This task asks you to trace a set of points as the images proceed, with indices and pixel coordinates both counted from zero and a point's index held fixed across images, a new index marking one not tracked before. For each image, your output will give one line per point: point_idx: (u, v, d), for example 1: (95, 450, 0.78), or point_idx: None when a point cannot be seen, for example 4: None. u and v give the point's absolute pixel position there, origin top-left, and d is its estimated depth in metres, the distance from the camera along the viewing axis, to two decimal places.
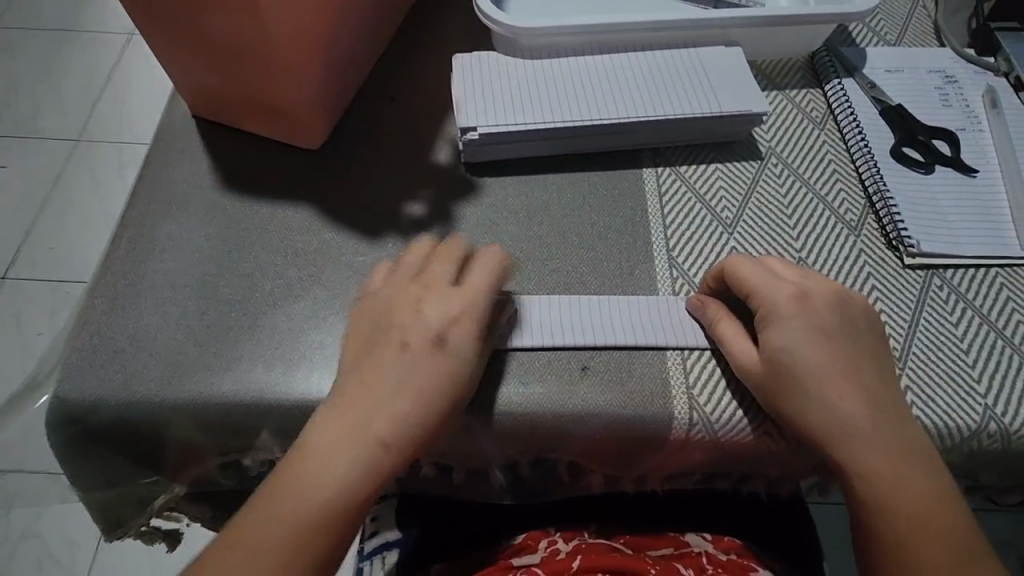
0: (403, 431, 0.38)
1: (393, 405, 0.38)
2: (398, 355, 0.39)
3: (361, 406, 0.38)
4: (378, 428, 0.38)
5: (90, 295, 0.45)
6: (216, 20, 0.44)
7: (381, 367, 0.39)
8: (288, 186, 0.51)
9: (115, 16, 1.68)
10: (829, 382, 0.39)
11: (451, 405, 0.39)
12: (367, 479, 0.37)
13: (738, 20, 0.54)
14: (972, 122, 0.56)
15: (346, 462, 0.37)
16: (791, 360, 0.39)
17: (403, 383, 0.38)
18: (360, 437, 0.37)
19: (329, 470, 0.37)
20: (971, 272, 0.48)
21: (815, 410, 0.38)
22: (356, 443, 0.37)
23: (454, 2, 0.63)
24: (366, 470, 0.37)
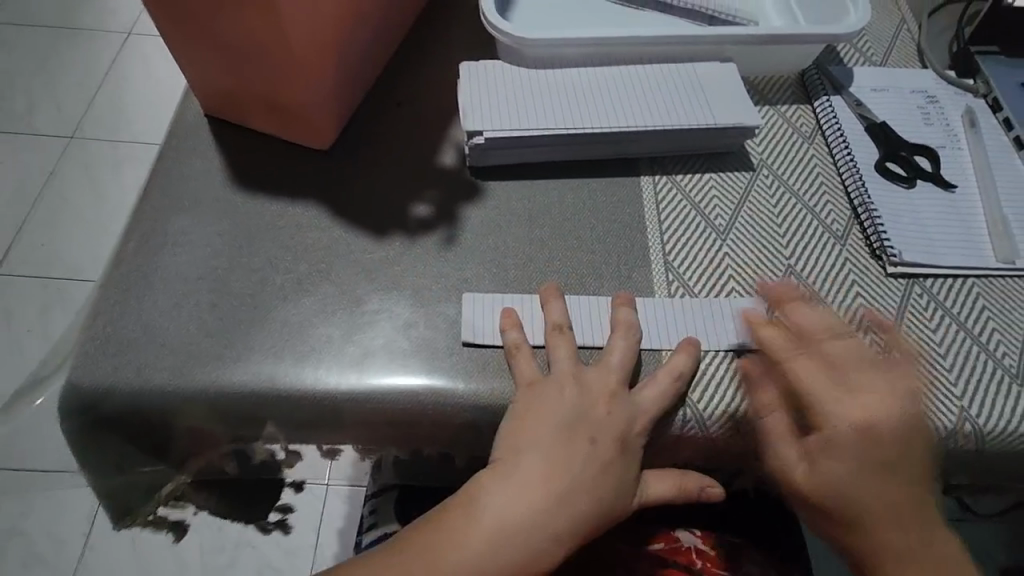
0: (566, 491, 0.38)
1: (591, 471, 0.39)
2: (580, 432, 0.40)
3: (560, 458, 0.39)
4: (559, 476, 0.39)
5: (104, 286, 0.47)
6: (235, 25, 0.46)
7: (570, 431, 0.40)
8: (298, 185, 0.53)
9: (115, 16, 1.69)
10: (869, 450, 0.39)
11: (603, 480, 0.39)
12: (585, 518, 0.39)
13: (733, 38, 0.57)
14: (951, 140, 0.58)
15: (550, 504, 0.38)
16: (846, 417, 0.40)
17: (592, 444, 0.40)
18: (553, 484, 0.39)
19: (520, 514, 0.38)
20: (949, 281, 0.51)
21: (868, 475, 0.38)
22: (546, 493, 0.38)
23: (459, 12, 0.65)
24: (565, 521, 0.38)
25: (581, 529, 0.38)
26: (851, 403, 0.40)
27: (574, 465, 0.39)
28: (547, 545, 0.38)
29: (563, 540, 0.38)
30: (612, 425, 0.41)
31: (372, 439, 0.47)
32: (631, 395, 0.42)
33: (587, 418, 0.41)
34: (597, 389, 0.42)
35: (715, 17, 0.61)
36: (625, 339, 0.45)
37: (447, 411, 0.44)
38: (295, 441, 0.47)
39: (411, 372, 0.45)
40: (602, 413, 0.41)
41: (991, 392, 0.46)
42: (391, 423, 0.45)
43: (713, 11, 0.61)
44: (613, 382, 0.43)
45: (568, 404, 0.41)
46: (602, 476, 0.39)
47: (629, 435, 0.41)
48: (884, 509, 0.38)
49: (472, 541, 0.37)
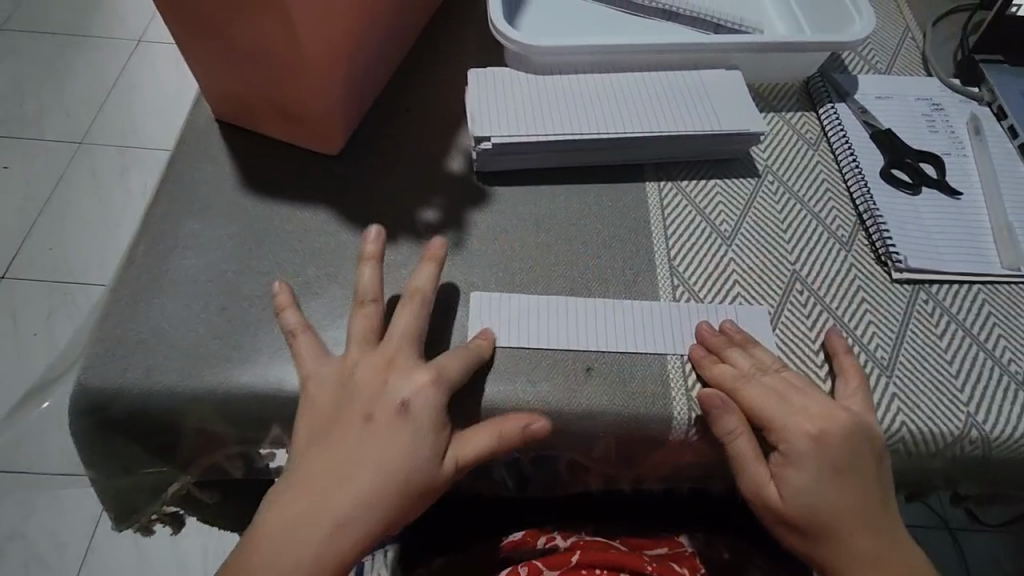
0: (355, 484, 0.39)
1: (370, 446, 0.39)
2: (378, 409, 0.41)
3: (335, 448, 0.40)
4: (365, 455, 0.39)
5: (114, 288, 0.47)
6: (248, 31, 0.47)
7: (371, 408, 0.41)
8: (307, 189, 0.53)
9: (124, 23, 1.71)
10: (826, 458, 0.40)
11: (368, 458, 0.39)
12: (388, 491, 0.39)
13: (738, 46, 0.57)
14: (956, 147, 0.59)
15: (365, 483, 0.39)
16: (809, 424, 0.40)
17: (377, 422, 0.40)
18: (357, 461, 0.39)
19: (346, 495, 0.38)
20: (955, 288, 0.51)
21: (827, 482, 0.39)
22: (340, 485, 0.39)
23: (467, 20, 0.66)
24: (343, 508, 0.38)
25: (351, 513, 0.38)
26: (807, 411, 0.41)
27: (365, 442, 0.40)
28: (347, 521, 0.38)
29: (345, 531, 0.38)
30: (406, 399, 0.41)
31: None
32: (410, 363, 0.42)
33: (354, 395, 0.41)
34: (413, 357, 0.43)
35: (720, 25, 0.62)
36: (412, 308, 0.44)
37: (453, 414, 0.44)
38: None
39: None
40: (365, 387, 0.42)
41: (997, 399, 0.45)
42: None
43: (718, 20, 0.62)
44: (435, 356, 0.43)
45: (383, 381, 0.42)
46: (388, 453, 0.39)
47: (392, 402, 0.41)
48: (841, 517, 0.39)
49: (292, 526, 0.38)
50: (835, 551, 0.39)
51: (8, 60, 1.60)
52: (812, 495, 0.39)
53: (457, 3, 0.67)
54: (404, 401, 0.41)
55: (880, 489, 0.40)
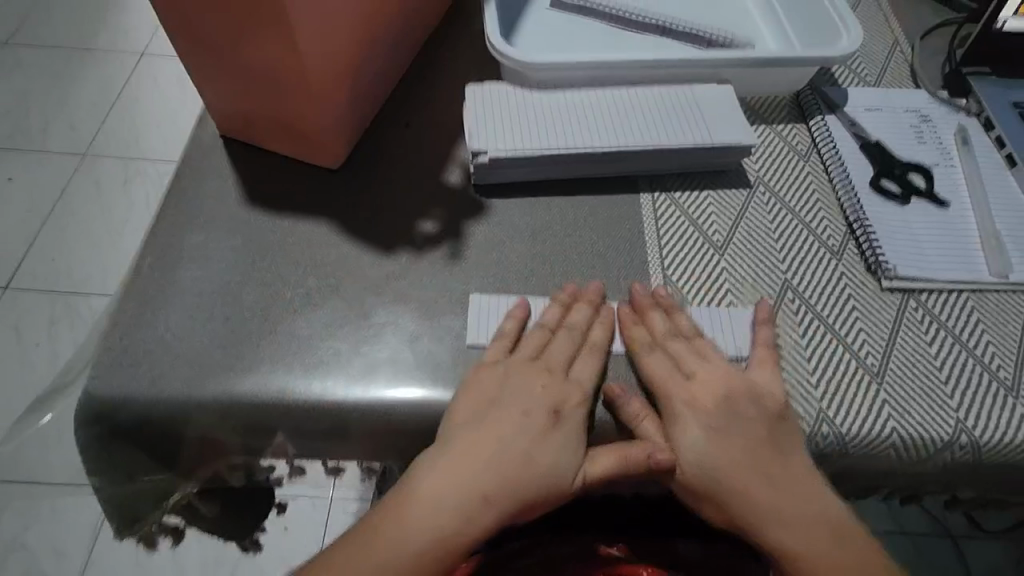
0: (406, 498, 0.39)
1: (468, 446, 0.40)
2: (506, 412, 0.42)
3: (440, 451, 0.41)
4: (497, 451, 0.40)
5: (122, 300, 0.48)
6: (252, 51, 0.48)
7: (485, 408, 0.42)
8: (308, 202, 0.55)
9: (128, 37, 1.74)
10: (704, 422, 0.42)
11: (469, 464, 0.40)
12: (502, 489, 0.39)
13: (729, 60, 0.59)
14: (945, 158, 0.60)
15: (466, 484, 0.39)
16: (706, 390, 0.43)
17: (472, 423, 0.42)
18: (471, 457, 0.40)
19: (439, 495, 0.39)
20: (944, 296, 0.52)
21: (716, 441, 0.42)
22: (435, 484, 0.39)
23: (465, 36, 0.67)
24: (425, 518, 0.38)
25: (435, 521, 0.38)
26: (703, 378, 0.44)
27: (505, 435, 0.41)
28: (478, 521, 0.38)
29: (432, 537, 0.38)
30: (518, 390, 0.43)
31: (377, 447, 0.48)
32: (568, 374, 0.44)
33: (492, 397, 0.43)
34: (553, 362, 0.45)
35: (712, 40, 0.64)
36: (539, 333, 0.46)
37: None
38: (303, 451, 0.48)
39: (416, 383, 0.46)
40: (499, 390, 0.43)
41: (986, 404, 0.46)
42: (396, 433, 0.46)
43: (711, 35, 0.64)
44: (551, 364, 0.45)
45: (514, 387, 0.43)
46: (464, 462, 0.40)
47: (547, 412, 0.42)
48: (728, 470, 0.41)
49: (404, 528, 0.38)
50: (733, 503, 0.40)
51: (13, 74, 1.63)
52: (706, 455, 0.41)
53: (456, 19, 0.69)
54: (518, 398, 0.42)
55: (788, 450, 0.42)
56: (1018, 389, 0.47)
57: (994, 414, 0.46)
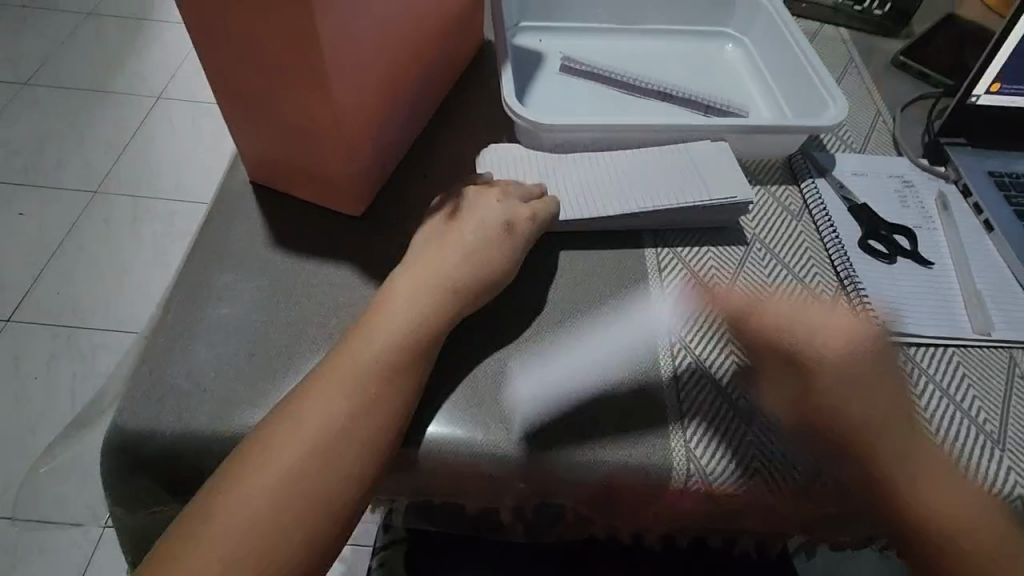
0: (251, 494, 0.40)
1: (303, 426, 0.42)
2: (326, 398, 0.43)
3: (289, 434, 0.42)
4: (302, 435, 0.42)
5: (152, 335, 0.51)
6: (289, 104, 0.52)
7: (323, 384, 0.44)
8: (332, 246, 0.58)
9: (146, 81, 1.81)
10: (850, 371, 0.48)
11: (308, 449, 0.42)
12: (324, 461, 0.42)
13: (725, 127, 0.64)
14: (927, 221, 0.64)
15: (282, 474, 0.41)
16: (847, 352, 0.49)
17: (313, 407, 0.43)
18: (284, 457, 0.41)
19: (246, 497, 0.40)
20: (931, 350, 0.55)
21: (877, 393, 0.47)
22: (279, 465, 0.41)
23: (481, 95, 0.72)
24: (266, 506, 0.40)
25: (277, 499, 0.40)
26: (832, 346, 0.49)
27: (308, 426, 0.42)
28: (302, 498, 0.41)
29: (297, 510, 0.40)
30: (362, 363, 0.45)
31: (392, 481, 0.50)
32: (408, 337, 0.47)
33: (337, 374, 0.44)
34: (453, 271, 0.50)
35: (710, 107, 0.69)
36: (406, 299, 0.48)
37: (466, 460, 0.47)
38: None
39: (431, 422, 0.48)
40: (343, 364, 0.45)
41: (973, 453, 0.49)
42: (412, 469, 0.48)
43: (709, 102, 0.69)
44: (384, 349, 0.46)
45: (330, 378, 0.45)
46: (309, 447, 0.42)
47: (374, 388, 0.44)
48: (874, 432, 0.45)
49: (232, 507, 0.40)
50: (892, 457, 0.45)
51: (32, 113, 1.69)
52: (859, 422, 0.46)
53: (473, 80, 0.74)
54: (355, 368, 0.45)
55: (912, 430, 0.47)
56: (1003, 441, 0.50)
57: (1000, 469, 0.48)
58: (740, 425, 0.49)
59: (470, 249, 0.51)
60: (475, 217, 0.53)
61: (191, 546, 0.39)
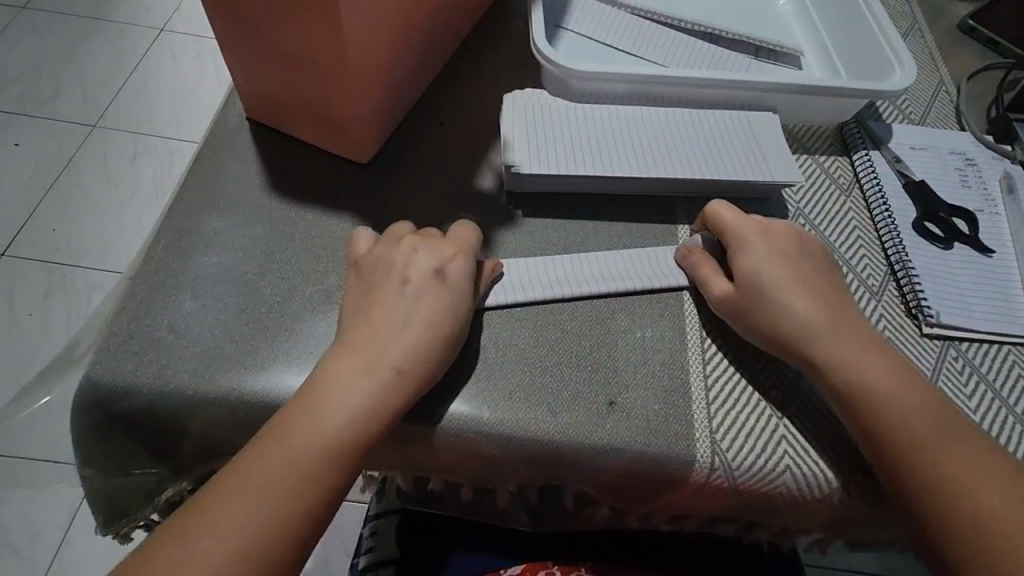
0: (284, 457, 0.37)
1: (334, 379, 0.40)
2: (349, 351, 0.41)
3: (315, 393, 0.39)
4: (339, 396, 0.39)
5: (132, 283, 0.46)
6: (292, 33, 0.46)
7: (370, 328, 0.42)
8: (335, 195, 0.52)
9: (149, 11, 1.71)
10: (795, 282, 0.45)
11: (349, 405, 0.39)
12: (365, 404, 0.39)
13: (779, 86, 0.57)
14: (989, 205, 0.58)
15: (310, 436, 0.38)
16: (774, 269, 0.45)
17: (341, 364, 0.40)
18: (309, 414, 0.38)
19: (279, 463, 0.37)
20: (984, 346, 0.50)
21: (811, 299, 0.45)
22: (311, 419, 0.38)
23: (505, 36, 0.65)
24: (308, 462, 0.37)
25: (321, 456, 0.38)
26: (766, 261, 0.46)
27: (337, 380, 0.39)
28: (326, 475, 0.38)
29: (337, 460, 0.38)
30: (386, 309, 0.42)
31: (385, 454, 0.46)
32: (404, 297, 0.43)
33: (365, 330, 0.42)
34: (419, 312, 0.42)
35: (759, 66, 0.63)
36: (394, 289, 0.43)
37: (470, 438, 0.43)
38: None
39: (433, 397, 0.44)
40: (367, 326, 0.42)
41: None
42: (410, 442, 0.44)
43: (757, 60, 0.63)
44: (397, 361, 0.40)
45: (345, 356, 0.40)
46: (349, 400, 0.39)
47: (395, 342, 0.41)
48: (820, 330, 0.43)
49: (248, 479, 0.37)
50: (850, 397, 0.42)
51: (29, 38, 1.60)
52: (808, 324, 0.44)
53: (497, 18, 0.67)
54: (387, 311, 0.42)
55: (862, 328, 0.45)
56: None
57: None
58: (770, 419, 0.45)
59: (411, 301, 0.43)
60: (411, 271, 0.44)
61: (227, 493, 0.36)
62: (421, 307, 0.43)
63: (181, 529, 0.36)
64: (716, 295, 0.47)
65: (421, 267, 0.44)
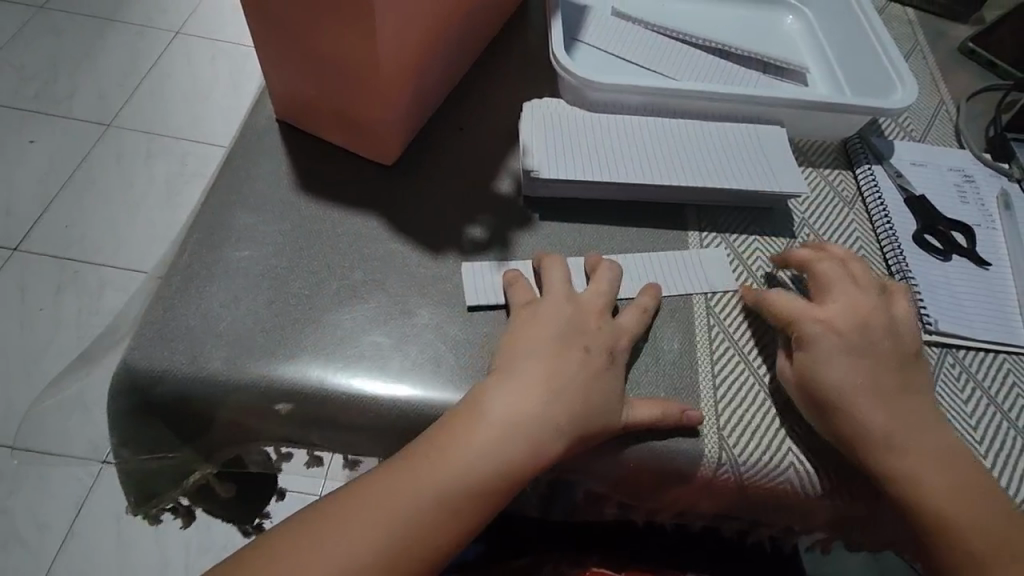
0: (415, 485, 0.39)
1: (497, 403, 0.41)
2: (539, 369, 0.42)
3: (513, 409, 0.41)
4: (505, 421, 0.40)
5: (167, 274, 0.48)
6: (328, 41, 0.48)
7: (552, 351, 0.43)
8: (359, 196, 0.55)
9: (165, 14, 1.75)
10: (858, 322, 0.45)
11: (539, 432, 0.40)
12: (541, 427, 0.40)
13: (787, 102, 0.60)
14: (986, 220, 0.61)
15: (484, 456, 0.39)
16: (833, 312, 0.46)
17: (511, 386, 0.42)
18: (489, 434, 0.40)
19: (449, 478, 0.39)
20: (980, 354, 0.52)
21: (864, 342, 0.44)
22: (470, 442, 0.40)
23: (523, 47, 0.68)
24: (474, 479, 0.39)
25: (470, 484, 0.39)
26: (828, 306, 0.46)
27: (498, 408, 0.41)
28: (434, 526, 0.38)
29: (506, 483, 0.40)
30: (548, 335, 0.44)
31: None
32: (555, 327, 0.45)
33: (564, 348, 0.44)
34: (544, 362, 0.43)
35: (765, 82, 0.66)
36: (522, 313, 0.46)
37: None
38: (327, 446, 0.47)
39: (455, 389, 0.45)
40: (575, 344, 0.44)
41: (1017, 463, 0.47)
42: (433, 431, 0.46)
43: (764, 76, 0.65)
44: (573, 390, 0.42)
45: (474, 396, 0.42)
46: (533, 423, 0.40)
47: (613, 350, 0.45)
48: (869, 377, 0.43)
49: (432, 491, 0.39)
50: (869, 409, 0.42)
51: (47, 38, 1.63)
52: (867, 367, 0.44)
53: (515, 30, 0.69)
54: (543, 325, 0.45)
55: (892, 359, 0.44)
56: None
57: None
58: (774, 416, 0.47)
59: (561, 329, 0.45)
60: (548, 313, 0.46)
61: (330, 517, 0.38)
62: (578, 379, 0.42)
63: (277, 548, 0.37)
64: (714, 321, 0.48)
65: (557, 291, 0.47)
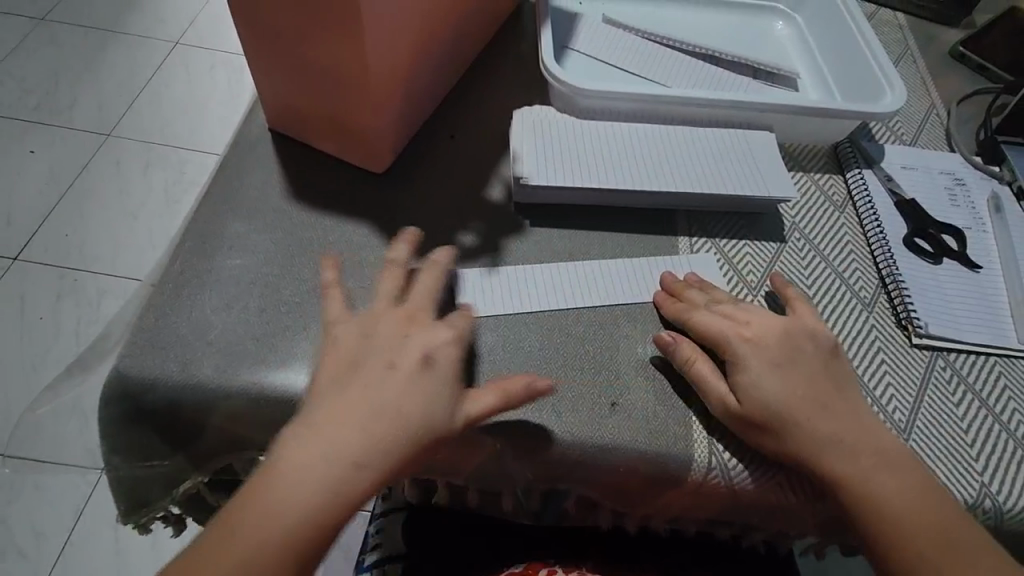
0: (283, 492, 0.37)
1: (342, 401, 0.40)
2: (383, 365, 0.41)
3: (354, 403, 0.39)
4: (355, 415, 0.39)
5: (159, 283, 0.48)
6: (318, 50, 0.49)
7: (389, 349, 0.42)
8: (351, 203, 0.55)
9: (164, 25, 1.76)
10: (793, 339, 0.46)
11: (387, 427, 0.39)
12: (387, 416, 0.39)
13: (776, 107, 0.60)
14: (977, 222, 0.61)
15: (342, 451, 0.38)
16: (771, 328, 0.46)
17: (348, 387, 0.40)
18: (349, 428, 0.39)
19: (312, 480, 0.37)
20: (971, 357, 0.52)
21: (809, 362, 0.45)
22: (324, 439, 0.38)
23: (515, 55, 0.68)
24: (336, 475, 0.37)
25: (333, 482, 0.37)
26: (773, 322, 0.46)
27: (354, 403, 0.40)
28: (314, 529, 0.37)
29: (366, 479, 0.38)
30: (396, 335, 0.43)
31: None
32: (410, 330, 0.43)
33: (409, 345, 0.42)
34: (382, 358, 0.42)
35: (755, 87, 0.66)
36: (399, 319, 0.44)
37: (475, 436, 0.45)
38: None
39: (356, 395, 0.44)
40: (400, 340, 0.43)
41: (1009, 465, 0.46)
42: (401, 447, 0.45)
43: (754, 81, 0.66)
44: (411, 380, 0.41)
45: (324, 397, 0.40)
46: (382, 417, 0.39)
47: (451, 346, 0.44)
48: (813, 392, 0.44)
49: (299, 494, 0.37)
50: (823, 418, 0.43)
51: (46, 49, 1.65)
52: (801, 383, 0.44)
53: (507, 38, 0.70)
54: (387, 327, 0.44)
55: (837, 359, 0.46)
56: None
57: None
58: None
59: (410, 333, 0.43)
60: (395, 314, 0.44)
61: (220, 537, 0.36)
62: (404, 371, 0.41)
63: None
64: (683, 339, 0.47)
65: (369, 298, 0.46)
